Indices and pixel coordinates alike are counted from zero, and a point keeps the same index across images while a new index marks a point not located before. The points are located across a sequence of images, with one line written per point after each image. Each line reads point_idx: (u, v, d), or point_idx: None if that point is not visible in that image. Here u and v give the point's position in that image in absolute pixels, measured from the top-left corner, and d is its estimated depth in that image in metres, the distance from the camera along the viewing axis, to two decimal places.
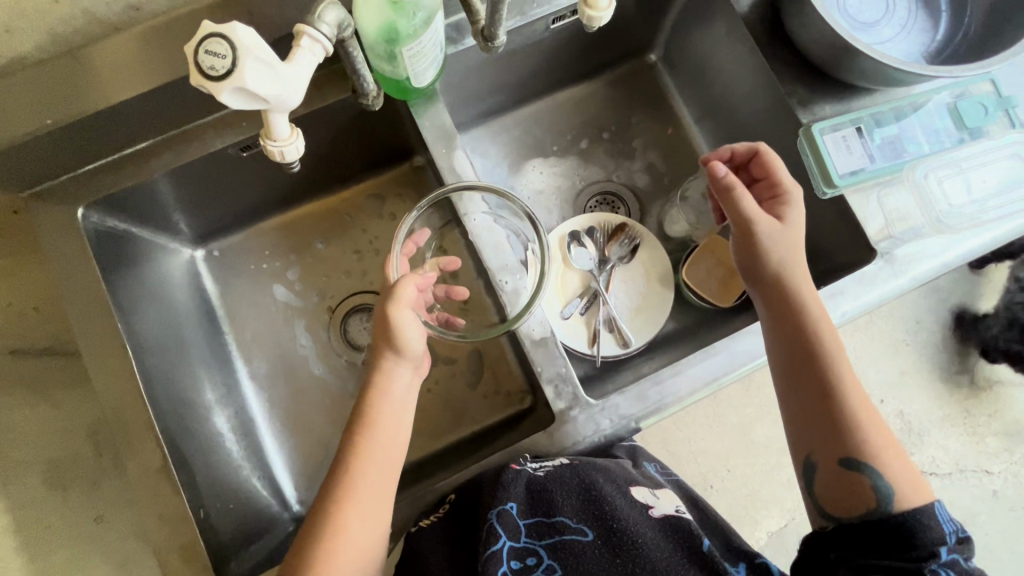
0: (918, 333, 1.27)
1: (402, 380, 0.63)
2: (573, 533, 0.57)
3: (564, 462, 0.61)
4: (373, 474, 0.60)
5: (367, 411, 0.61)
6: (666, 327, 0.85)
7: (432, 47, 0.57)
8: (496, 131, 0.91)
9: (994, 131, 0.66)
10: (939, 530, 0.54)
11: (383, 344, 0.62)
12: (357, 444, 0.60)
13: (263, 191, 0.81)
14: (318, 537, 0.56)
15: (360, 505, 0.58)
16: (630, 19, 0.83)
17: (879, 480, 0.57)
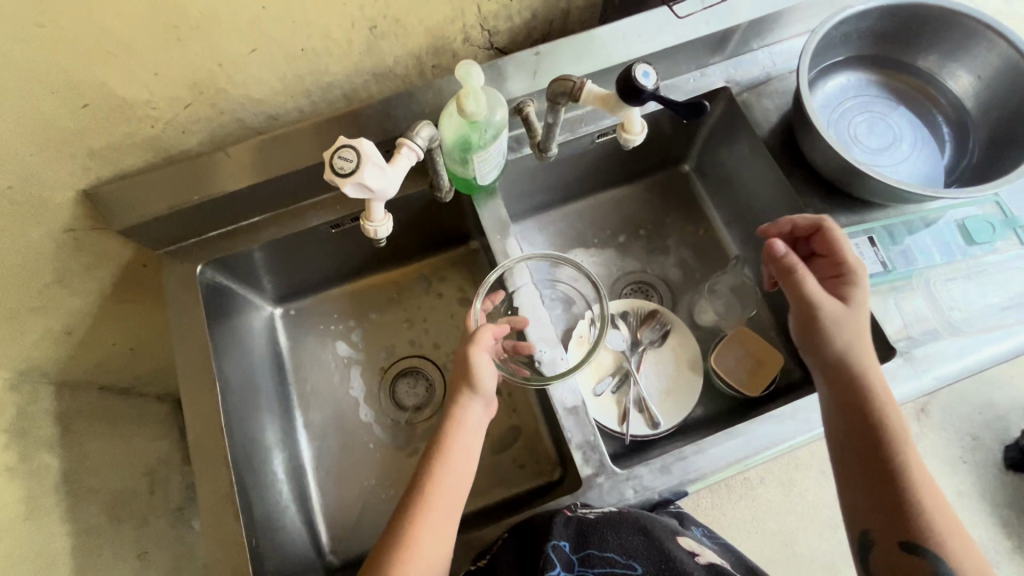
0: (977, 452, 1.20)
1: (474, 415, 0.71)
2: (623, 568, 0.60)
3: (614, 508, 0.65)
4: (443, 497, 0.66)
5: (443, 440, 0.69)
6: (696, 412, 0.89)
7: (497, 155, 0.70)
8: (544, 223, 1.03)
9: (1003, 248, 0.72)
10: None
11: (460, 382, 0.71)
12: (433, 468, 0.68)
13: (340, 262, 0.95)
14: (391, 552, 0.63)
15: (431, 526, 0.64)
16: (666, 136, 0.96)
17: (942, 566, 0.57)
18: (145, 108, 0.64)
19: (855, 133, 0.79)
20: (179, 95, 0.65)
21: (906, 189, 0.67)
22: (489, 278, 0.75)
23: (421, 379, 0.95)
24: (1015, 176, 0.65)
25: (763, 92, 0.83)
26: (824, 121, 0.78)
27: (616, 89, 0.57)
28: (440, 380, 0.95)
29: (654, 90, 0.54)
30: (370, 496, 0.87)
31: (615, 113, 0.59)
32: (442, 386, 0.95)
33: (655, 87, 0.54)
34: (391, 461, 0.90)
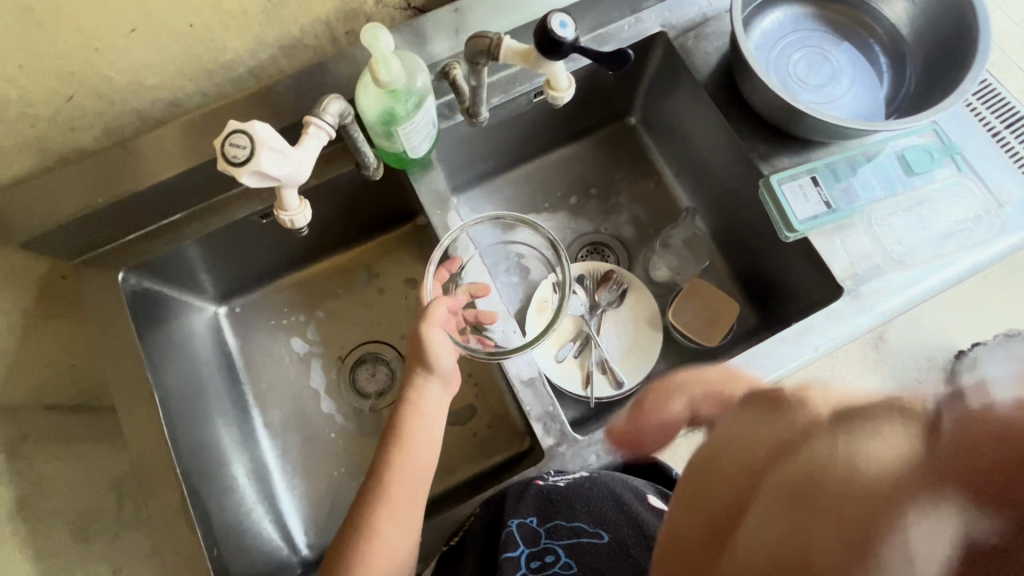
0: None
1: (432, 396, 0.70)
2: (586, 536, 0.65)
3: (583, 474, 0.67)
4: (403, 484, 0.67)
5: (400, 426, 0.68)
6: (659, 367, 0.89)
7: (426, 125, 0.66)
8: (492, 191, 1.00)
9: (938, 177, 0.72)
10: None
11: (415, 362, 0.69)
12: (391, 455, 0.68)
13: (281, 252, 0.90)
14: (355, 542, 0.64)
15: (393, 513, 0.65)
16: (608, 89, 0.93)
17: None
18: (20, 106, 0.58)
19: (793, 74, 0.77)
20: (57, 89, 0.59)
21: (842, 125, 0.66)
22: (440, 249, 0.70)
23: (380, 365, 0.93)
24: (950, 103, 0.64)
25: (700, 34, 0.79)
26: (762, 63, 0.76)
27: (535, 44, 0.53)
28: (399, 364, 0.93)
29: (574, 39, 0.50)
30: (339, 488, 0.86)
31: (539, 69, 0.56)
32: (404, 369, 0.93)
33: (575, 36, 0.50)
34: (358, 451, 0.88)
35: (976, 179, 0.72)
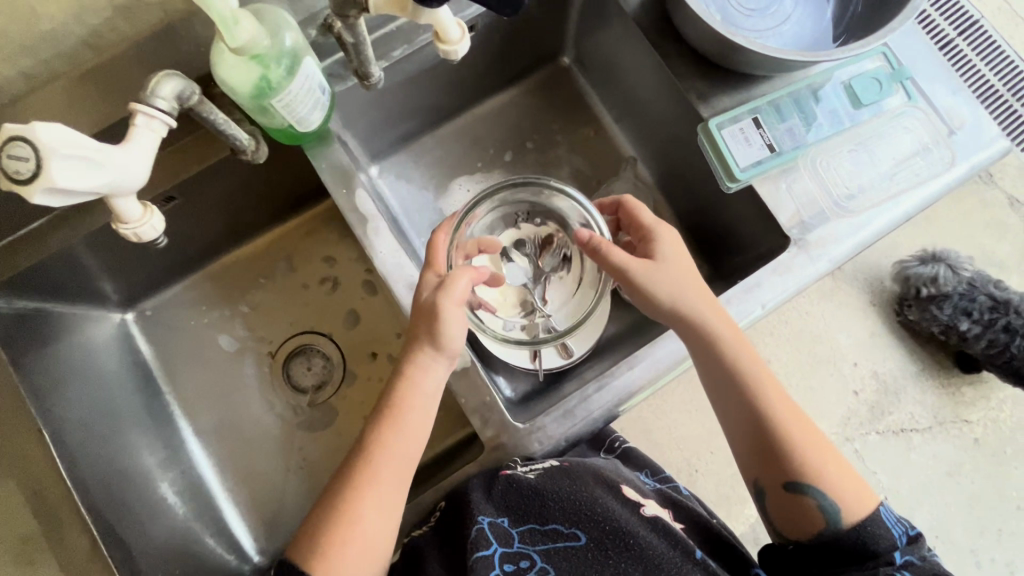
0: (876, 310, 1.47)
1: (435, 377, 0.62)
2: (567, 539, 0.61)
3: (554, 463, 0.66)
4: (389, 468, 0.60)
5: (395, 404, 0.61)
6: (608, 331, 0.85)
7: (309, 93, 0.56)
8: (418, 154, 0.90)
9: (889, 106, 0.66)
10: (890, 536, 0.60)
11: (422, 338, 0.61)
12: (383, 433, 0.61)
13: (185, 247, 0.81)
14: (329, 527, 0.58)
15: (376, 500, 0.59)
16: (532, 28, 0.82)
17: (823, 500, 0.62)
18: None
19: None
20: None
21: (784, 58, 0.59)
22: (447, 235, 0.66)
23: (315, 357, 0.88)
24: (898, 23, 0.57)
25: None
26: None
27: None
28: (337, 353, 0.88)
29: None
30: (288, 490, 0.83)
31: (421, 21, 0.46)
32: (343, 358, 0.88)
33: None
34: (303, 449, 0.85)
35: (927, 107, 0.66)
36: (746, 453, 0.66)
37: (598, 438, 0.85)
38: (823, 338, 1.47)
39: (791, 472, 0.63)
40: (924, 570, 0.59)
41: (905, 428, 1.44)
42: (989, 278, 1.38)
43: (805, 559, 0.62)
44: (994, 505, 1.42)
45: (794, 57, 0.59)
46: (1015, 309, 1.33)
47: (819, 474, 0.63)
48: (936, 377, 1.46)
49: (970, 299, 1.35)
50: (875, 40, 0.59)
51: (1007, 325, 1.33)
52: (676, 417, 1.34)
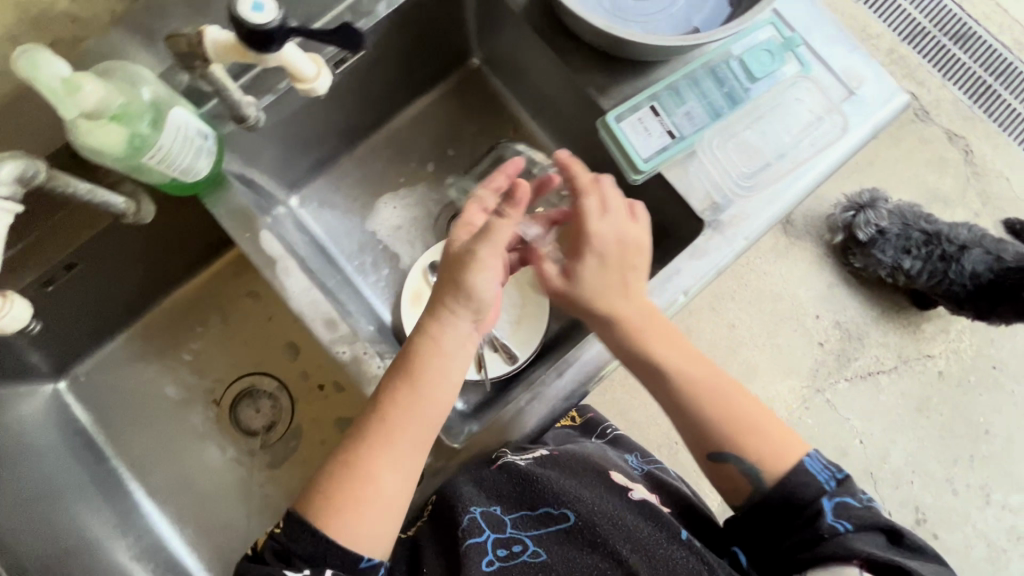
0: (829, 261, 1.49)
1: (458, 334, 0.61)
2: (556, 521, 0.63)
3: (543, 454, 0.72)
4: (408, 430, 0.58)
5: (416, 366, 0.59)
6: (551, 331, 0.85)
7: (187, 143, 0.54)
8: (338, 177, 0.88)
9: (785, 74, 0.66)
10: (818, 481, 0.59)
11: (447, 294, 0.60)
12: (398, 391, 0.59)
13: (108, 307, 0.78)
14: (344, 481, 0.57)
15: (391, 457, 0.57)
16: (431, 35, 0.80)
17: (746, 465, 0.61)
18: None
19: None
20: None
21: (669, 44, 0.59)
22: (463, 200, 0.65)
23: (262, 398, 0.86)
24: None
25: None
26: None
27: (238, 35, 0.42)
28: (284, 390, 0.87)
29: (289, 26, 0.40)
30: (253, 535, 0.82)
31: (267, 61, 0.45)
32: (291, 394, 0.87)
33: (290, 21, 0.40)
34: (262, 491, 0.84)
35: (820, 72, 0.66)
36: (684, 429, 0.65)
37: (589, 426, 0.91)
38: (783, 296, 1.48)
39: (720, 442, 0.62)
40: (862, 515, 0.57)
41: (872, 371, 1.47)
42: (920, 213, 1.40)
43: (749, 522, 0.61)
44: (964, 433, 1.45)
45: (677, 42, 0.58)
46: (947, 238, 1.35)
47: (749, 437, 0.61)
48: (895, 317, 1.49)
49: (904, 236, 1.38)
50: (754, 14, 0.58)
51: (944, 254, 1.34)
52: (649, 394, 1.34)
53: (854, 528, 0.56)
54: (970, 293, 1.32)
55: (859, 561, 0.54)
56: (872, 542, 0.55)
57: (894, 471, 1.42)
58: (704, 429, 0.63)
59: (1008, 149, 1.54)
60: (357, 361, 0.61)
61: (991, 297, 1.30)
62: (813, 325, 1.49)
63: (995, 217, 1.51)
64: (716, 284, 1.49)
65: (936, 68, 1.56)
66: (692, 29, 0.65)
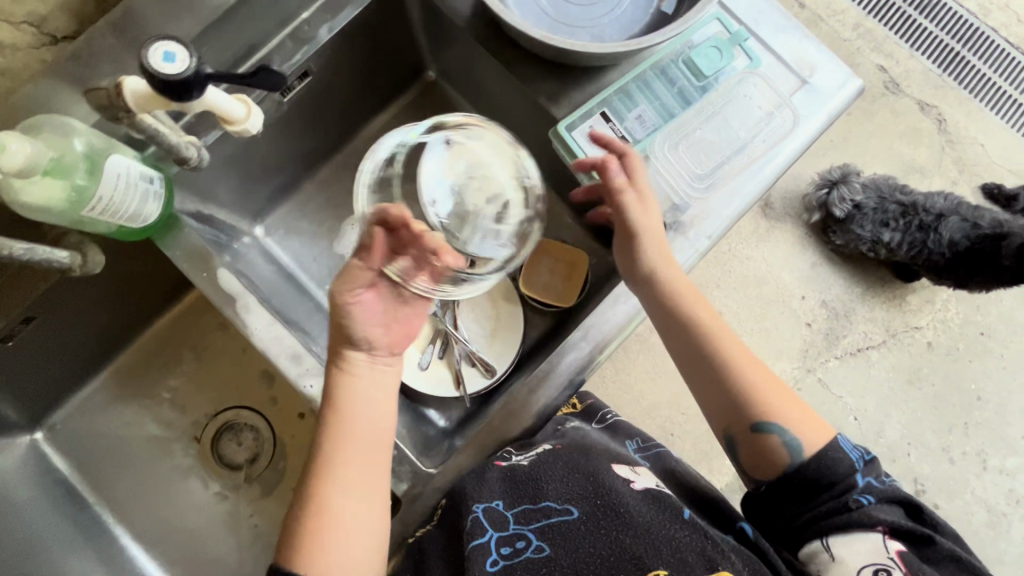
0: (810, 241, 1.49)
1: (366, 365, 0.60)
2: (560, 515, 0.61)
3: (546, 448, 0.68)
4: (351, 455, 0.57)
5: (332, 399, 0.59)
6: (528, 341, 0.85)
7: (131, 188, 0.54)
8: (303, 202, 0.87)
9: (736, 69, 0.65)
10: (849, 458, 0.60)
11: (341, 335, 0.60)
12: (330, 425, 0.58)
13: (78, 354, 0.77)
14: (303, 524, 0.55)
15: (343, 485, 0.56)
16: (384, 55, 0.79)
17: (786, 436, 0.61)
18: None
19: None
20: None
21: (612, 52, 0.58)
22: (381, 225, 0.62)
23: (243, 431, 0.86)
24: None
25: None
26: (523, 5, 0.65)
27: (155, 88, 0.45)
28: (264, 421, 0.86)
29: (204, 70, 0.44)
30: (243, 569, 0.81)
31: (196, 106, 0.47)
32: (272, 425, 0.86)
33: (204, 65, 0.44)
34: (249, 524, 0.83)
35: (771, 64, 0.66)
36: (713, 407, 0.64)
37: (588, 412, 0.82)
38: (769, 279, 1.47)
39: (752, 416, 0.62)
40: (885, 489, 0.59)
41: (861, 347, 1.46)
42: (896, 185, 1.40)
43: (771, 493, 0.61)
44: (957, 401, 1.45)
45: (619, 49, 0.58)
46: (924, 208, 1.34)
47: (774, 413, 0.62)
48: (879, 291, 1.49)
49: (881, 210, 1.37)
50: (696, 14, 0.57)
51: (922, 224, 1.34)
52: (641, 388, 1.33)
53: (877, 500, 0.58)
54: (948, 262, 1.32)
55: (882, 528, 0.56)
56: (893, 513, 0.58)
57: (891, 445, 1.42)
58: (741, 403, 0.63)
59: (981, 114, 1.54)
60: (325, 394, 0.61)
61: (968, 265, 1.30)
62: (800, 306, 1.48)
63: (972, 184, 1.51)
64: (700, 272, 1.47)
65: (903, 39, 1.55)
66: (640, 30, 0.65)
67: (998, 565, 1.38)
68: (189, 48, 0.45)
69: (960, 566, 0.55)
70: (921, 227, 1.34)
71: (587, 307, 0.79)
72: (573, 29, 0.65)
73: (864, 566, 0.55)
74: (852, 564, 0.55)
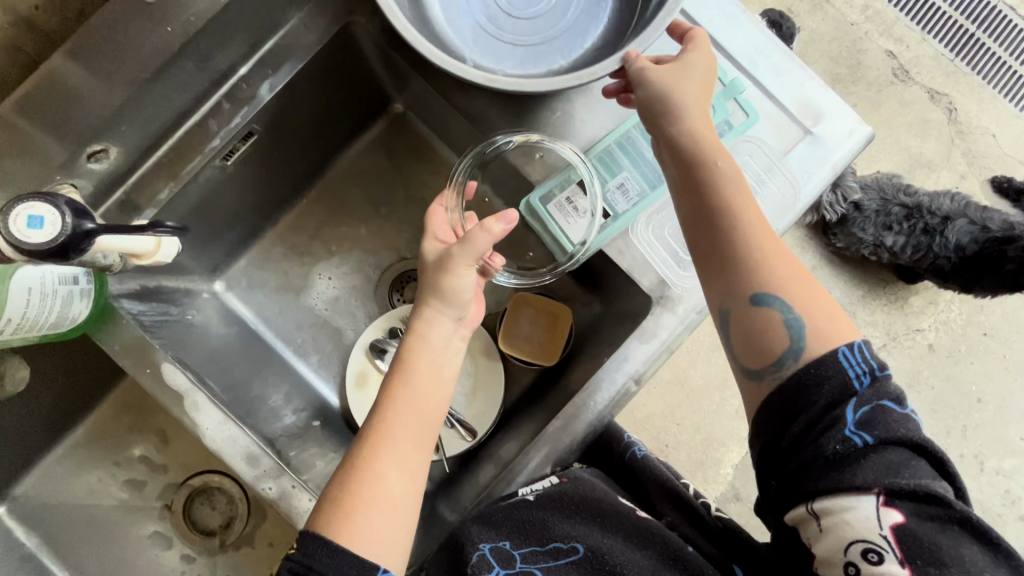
0: None
1: (442, 330, 0.59)
2: (566, 556, 0.58)
3: (555, 480, 0.61)
4: (405, 426, 0.55)
5: (402, 360, 0.57)
6: (511, 397, 0.79)
7: (44, 297, 0.50)
8: (266, 251, 0.80)
9: (731, 125, 0.59)
10: (850, 374, 0.48)
11: (427, 291, 0.59)
12: (391, 388, 0.56)
13: (34, 426, 0.73)
14: (346, 488, 0.52)
15: (396, 456, 0.53)
16: (345, 97, 0.71)
17: (788, 314, 0.50)
18: None
19: (495, 13, 0.60)
20: None
21: (561, 86, 0.50)
22: (459, 175, 0.64)
23: (217, 494, 0.83)
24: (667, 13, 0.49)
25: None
26: (475, 47, 0.59)
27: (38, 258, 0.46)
28: (235, 483, 0.83)
29: (82, 226, 0.47)
30: None
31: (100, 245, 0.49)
32: (244, 488, 0.84)
33: (81, 220, 0.47)
34: None
35: (770, 114, 0.59)
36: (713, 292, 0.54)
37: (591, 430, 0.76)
38: None
39: (756, 295, 0.51)
40: (891, 425, 0.46)
41: None
42: (899, 184, 1.15)
43: (761, 411, 0.50)
44: None
45: (567, 80, 0.50)
46: (930, 209, 1.11)
47: (784, 289, 0.51)
48: None
49: (884, 212, 1.13)
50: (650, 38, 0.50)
51: (926, 228, 1.11)
52: (639, 401, 1.21)
53: (876, 443, 0.46)
54: (953, 269, 1.10)
55: (877, 490, 0.45)
56: (894, 461, 0.46)
57: None
58: (747, 271, 0.52)
59: (993, 102, 1.41)
60: (286, 497, 0.56)
61: (973, 272, 1.09)
62: None
63: (981, 177, 1.39)
64: None
65: (914, 20, 1.43)
66: (594, 44, 0.59)
67: None
68: (52, 202, 0.46)
69: (969, 529, 0.45)
70: (925, 230, 1.11)
71: (572, 367, 0.72)
72: (523, 51, 0.60)
73: (850, 543, 0.45)
74: (839, 538, 0.46)
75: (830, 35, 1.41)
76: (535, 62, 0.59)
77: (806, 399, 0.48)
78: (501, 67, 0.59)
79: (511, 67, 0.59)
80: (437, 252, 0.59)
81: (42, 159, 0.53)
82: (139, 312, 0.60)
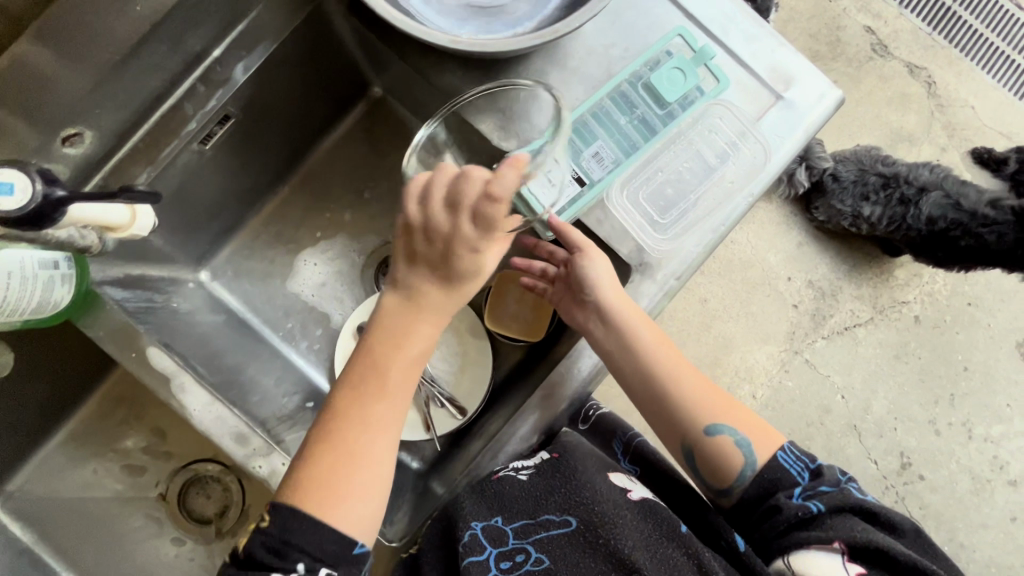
0: None
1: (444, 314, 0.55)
2: (558, 527, 0.58)
3: (544, 457, 0.62)
4: (391, 417, 0.53)
5: (400, 344, 0.53)
6: (500, 376, 0.80)
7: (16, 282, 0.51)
8: (249, 239, 0.79)
9: (701, 92, 0.60)
10: (795, 479, 0.57)
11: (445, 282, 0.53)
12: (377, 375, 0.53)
13: (26, 417, 0.73)
14: (329, 474, 0.50)
15: (383, 445, 0.52)
16: (323, 79, 0.70)
17: (738, 436, 0.58)
18: None
19: None
20: None
21: (518, 48, 0.52)
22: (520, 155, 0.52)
23: (211, 483, 0.84)
24: None
25: None
26: (439, 9, 0.60)
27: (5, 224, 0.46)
28: (228, 470, 0.84)
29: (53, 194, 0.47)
30: None
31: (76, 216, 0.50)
32: (236, 476, 0.84)
33: (52, 188, 0.47)
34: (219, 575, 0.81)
35: (741, 79, 0.60)
36: (656, 423, 0.62)
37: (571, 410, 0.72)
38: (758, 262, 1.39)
39: (694, 420, 0.59)
40: (836, 496, 0.56)
41: (849, 326, 1.27)
42: (878, 156, 1.17)
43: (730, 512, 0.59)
44: None
45: (525, 43, 0.52)
46: (907, 180, 1.12)
47: (722, 416, 0.59)
48: None
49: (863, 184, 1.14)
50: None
51: (903, 198, 1.11)
52: None
53: (829, 510, 0.55)
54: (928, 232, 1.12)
55: (839, 543, 0.52)
56: (845, 520, 0.54)
57: (877, 421, 1.25)
58: (692, 412, 0.59)
59: (971, 74, 1.42)
60: (275, 475, 0.57)
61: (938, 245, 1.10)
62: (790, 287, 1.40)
63: (962, 149, 1.40)
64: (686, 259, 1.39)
65: None
66: (557, 6, 0.59)
67: (981, 532, 1.23)
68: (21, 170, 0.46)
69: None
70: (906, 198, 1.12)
71: (558, 342, 0.73)
72: (485, 14, 0.60)
73: None
74: None
75: (808, 13, 1.42)
76: (498, 25, 0.60)
77: (767, 492, 0.57)
78: (464, 31, 0.59)
79: (474, 32, 0.59)
80: (477, 263, 0.52)
81: (23, 145, 0.54)
82: (123, 299, 0.61)
